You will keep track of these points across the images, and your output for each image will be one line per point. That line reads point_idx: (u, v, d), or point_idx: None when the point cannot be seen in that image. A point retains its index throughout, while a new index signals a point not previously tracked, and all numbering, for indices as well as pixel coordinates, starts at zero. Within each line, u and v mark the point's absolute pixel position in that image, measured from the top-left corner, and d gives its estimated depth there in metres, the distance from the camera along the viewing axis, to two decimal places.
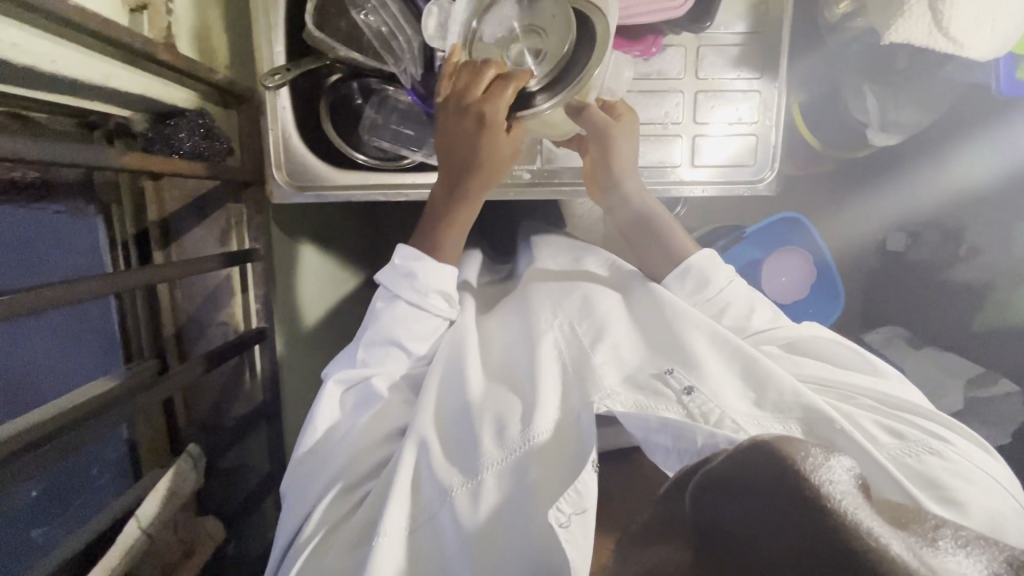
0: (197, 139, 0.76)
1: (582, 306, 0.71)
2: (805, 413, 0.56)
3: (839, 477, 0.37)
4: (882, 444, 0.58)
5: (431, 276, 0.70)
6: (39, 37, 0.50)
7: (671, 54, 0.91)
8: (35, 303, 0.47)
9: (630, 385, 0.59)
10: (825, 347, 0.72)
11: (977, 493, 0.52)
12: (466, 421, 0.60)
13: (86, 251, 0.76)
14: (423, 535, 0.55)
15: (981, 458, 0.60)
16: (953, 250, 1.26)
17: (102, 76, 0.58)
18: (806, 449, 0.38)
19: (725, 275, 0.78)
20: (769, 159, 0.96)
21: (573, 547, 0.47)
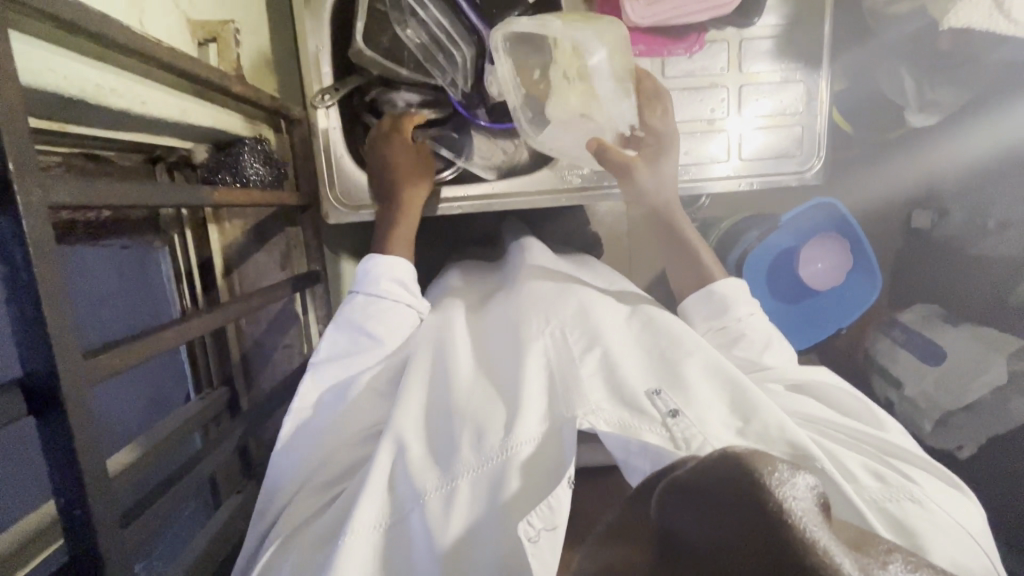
0: (259, 166, 0.77)
1: (575, 314, 0.67)
2: (791, 447, 0.53)
3: (800, 492, 0.34)
4: (860, 484, 0.55)
5: (390, 269, 0.75)
6: (130, 80, 0.50)
7: (714, 50, 0.91)
8: (178, 339, 0.48)
9: (617, 399, 0.55)
10: (823, 392, 0.70)
11: (947, 546, 0.49)
12: (445, 426, 0.58)
13: (152, 287, 0.77)
14: (390, 541, 0.53)
15: (960, 511, 0.56)
16: (982, 224, 1.15)
17: (180, 111, 0.58)
18: (772, 463, 0.35)
19: (745, 306, 0.78)
20: (815, 148, 0.96)
21: (540, 563, 0.47)
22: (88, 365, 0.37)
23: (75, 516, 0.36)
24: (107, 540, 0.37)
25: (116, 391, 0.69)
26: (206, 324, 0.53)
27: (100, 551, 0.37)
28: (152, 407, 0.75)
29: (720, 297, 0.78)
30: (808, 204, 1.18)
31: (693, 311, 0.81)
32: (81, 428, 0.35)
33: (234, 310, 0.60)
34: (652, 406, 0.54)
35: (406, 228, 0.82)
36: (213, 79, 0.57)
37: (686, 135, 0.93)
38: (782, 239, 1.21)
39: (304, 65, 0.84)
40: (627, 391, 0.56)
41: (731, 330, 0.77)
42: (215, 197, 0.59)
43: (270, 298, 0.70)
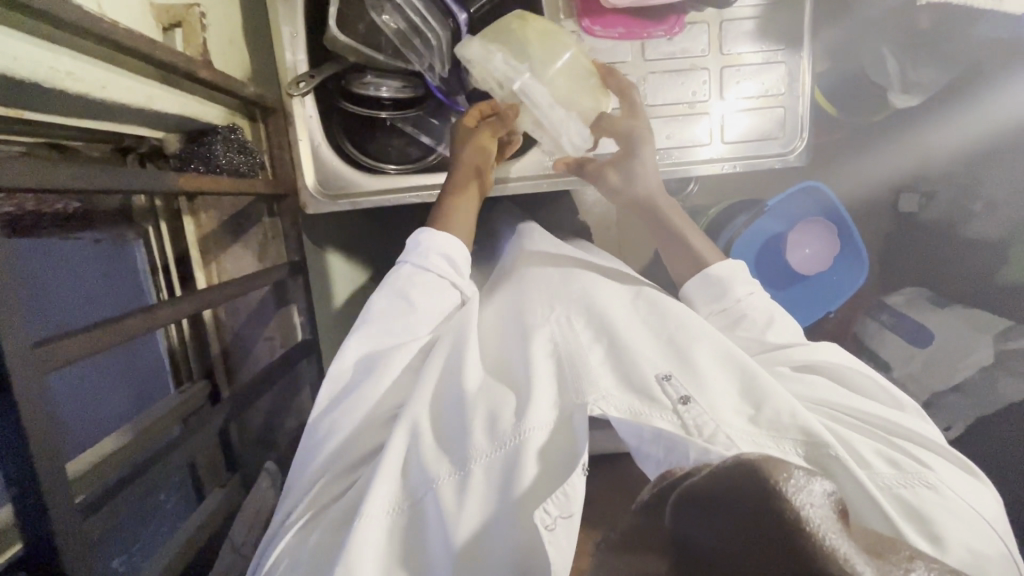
0: (232, 154, 0.75)
1: (582, 301, 0.66)
2: (805, 435, 0.52)
3: (817, 498, 0.31)
4: (875, 470, 0.54)
5: (441, 243, 0.71)
6: (88, 64, 0.49)
7: (695, 31, 0.90)
8: (151, 324, 0.48)
9: (625, 386, 0.55)
10: (833, 370, 0.67)
11: (964, 533, 0.49)
12: (456, 411, 0.57)
13: (128, 280, 0.77)
14: (406, 528, 0.52)
15: (975, 495, 0.56)
16: (968, 207, 1.18)
17: (146, 97, 0.57)
18: (787, 467, 0.32)
19: (744, 287, 0.76)
20: (798, 129, 0.95)
21: (556, 551, 0.47)
22: (38, 355, 0.36)
23: (31, 505, 0.36)
24: (63, 528, 0.37)
25: (76, 380, 0.67)
26: (181, 311, 0.53)
27: (59, 536, 0.37)
28: (133, 402, 0.74)
29: (718, 280, 0.76)
30: (795, 189, 1.17)
31: (694, 296, 0.78)
32: (32, 416, 0.35)
33: (207, 299, 0.59)
34: (663, 393, 0.54)
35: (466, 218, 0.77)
36: (178, 64, 0.55)
37: (669, 118, 0.93)
38: (769, 224, 1.21)
39: (278, 52, 0.82)
40: (637, 377, 0.55)
41: (731, 313, 0.75)
42: (181, 182, 0.58)
43: (245, 288, 0.69)
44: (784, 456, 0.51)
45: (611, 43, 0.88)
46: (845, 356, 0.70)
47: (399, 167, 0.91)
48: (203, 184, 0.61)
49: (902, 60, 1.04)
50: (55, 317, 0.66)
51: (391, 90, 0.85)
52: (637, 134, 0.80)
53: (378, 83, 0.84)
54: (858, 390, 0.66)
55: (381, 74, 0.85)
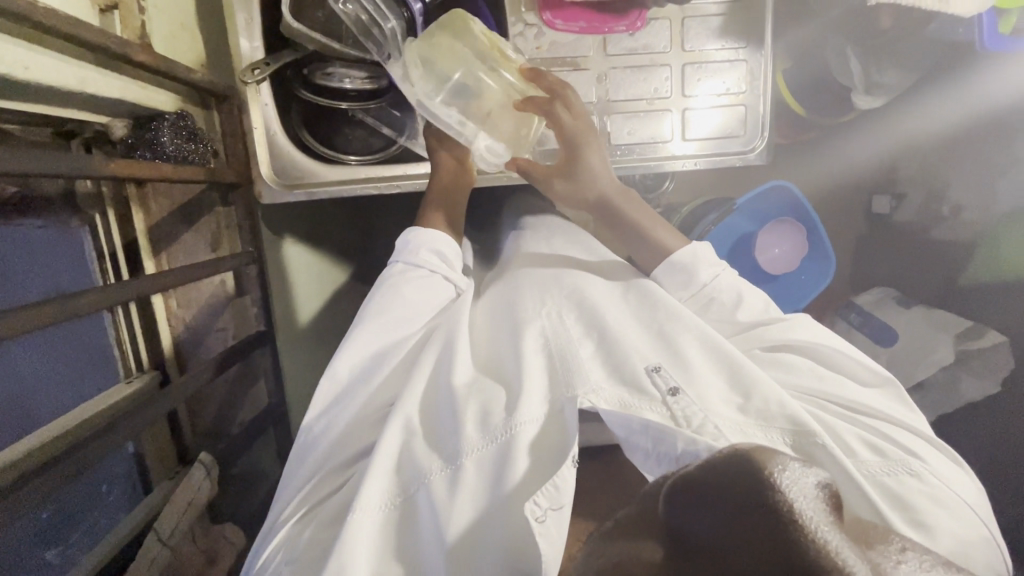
0: (180, 142, 0.74)
1: (572, 295, 0.66)
2: (792, 423, 0.52)
3: (808, 489, 0.33)
4: (860, 458, 0.54)
5: (430, 239, 0.72)
6: (10, 44, 0.48)
7: (657, 27, 0.90)
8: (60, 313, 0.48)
9: (615, 379, 0.55)
10: (812, 351, 0.67)
11: (948, 521, 0.49)
12: (447, 406, 0.57)
13: (73, 266, 0.75)
14: (399, 520, 0.52)
15: (957, 479, 0.56)
16: (938, 210, 1.21)
17: (77, 80, 0.56)
18: (780, 459, 0.34)
19: (709, 269, 0.74)
20: (759, 128, 0.96)
21: (548, 544, 0.46)
22: None
23: None
24: None
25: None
26: (98, 301, 0.52)
27: None
28: (77, 390, 0.73)
29: (682, 265, 0.74)
30: (764, 187, 1.18)
31: (663, 284, 0.75)
32: None
33: (141, 287, 0.58)
34: (653, 385, 0.54)
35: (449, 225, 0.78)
36: (108, 46, 0.54)
37: (630, 114, 0.93)
38: (740, 223, 1.21)
39: (232, 38, 0.81)
40: (627, 370, 0.56)
41: (699, 300, 0.73)
42: (115, 168, 0.56)
43: (191, 278, 0.68)
44: (772, 444, 0.52)
45: (573, 37, 0.88)
46: (822, 332, 0.70)
47: (359, 158, 0.90)
48: (141, 171, 0.59)
49: (867, 61, 1.06)
50: None
51: (353, 81, 0.83)
52: (580, 141, 0.76)
53: (338, 72, 0.82)
54: (839, 370, 0.66)
55: (341, 64, 0.82)
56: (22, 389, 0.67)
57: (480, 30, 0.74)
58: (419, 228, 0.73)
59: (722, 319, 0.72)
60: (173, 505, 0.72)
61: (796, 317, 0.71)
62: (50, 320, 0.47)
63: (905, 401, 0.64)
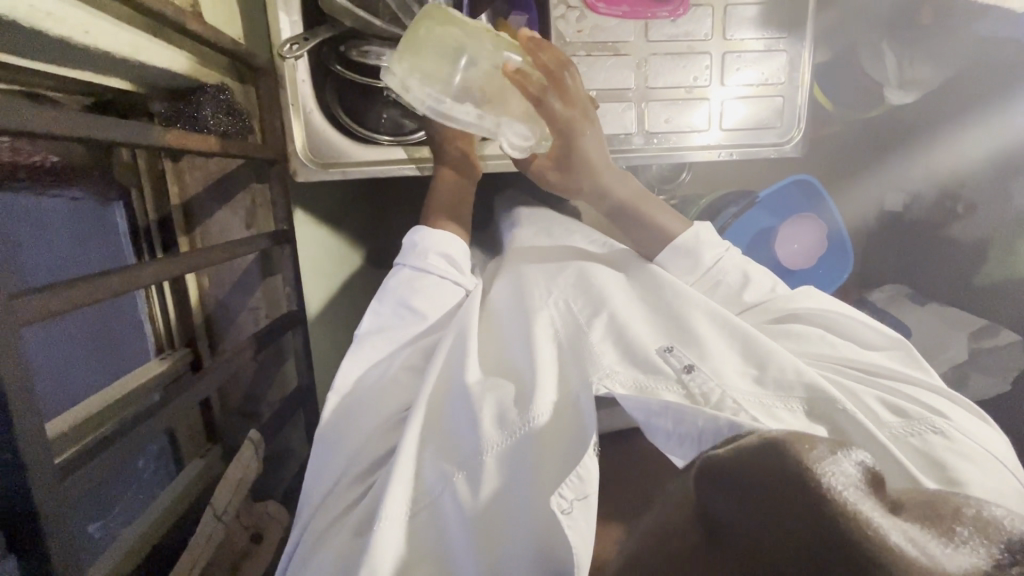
0: (221, 116, 0.72)
1: (578, 281, 0.66)
2: (810, 391, 0.52)
3: (846, 472, 0.29)
4: (880, 421, 0.53)
5: (437, 242, 0.71)
6: (74, 7, 0.46)
7: (699, 14, 0.89)
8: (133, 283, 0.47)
9: (628, 360, 0.55)
10: (818, 317, 0.67)
11: (983, 475, 0.47)
12: (462, 402, 0.55)
13: (107, 242, 0.74)
14: (424, 520, 0.50)
15: (984, 434, 0.55)
16: (951, 208, 1.20)
17: (132, 48, 0.55)
18: (813, 441, 0.31)
19: (711, 251, 0.73)
20: (795, 119, 0.96)
21: (576, 534, 0.44)
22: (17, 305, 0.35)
23: (6, 466, 0.35)
24: (43, 489, 0.36)
25: (49, 342, 0.64)
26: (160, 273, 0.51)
27: (40, 500, 0.36)
28: (112, 365, 0.72)
29: (686, 249, 0.72)
30: (788, 180, 1.17)
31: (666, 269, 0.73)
32: (9, 373, 0.34)
33: (193, 262, 0.57)
34: (666, 364, 0.55)
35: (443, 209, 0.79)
36: (162, 12, 0.53)
37: (667, 102, 0.92)
38: (761, 217, 1.20)
39: (272, 11, 0.79)
40: (639, 352, 0.55)
41: (705, 283, 0.72)
42: (169, 139, 0.55)
43: (230, 256, 0.67)
44: (793, 413, 0.52)
45: (615, 22, 0.87)
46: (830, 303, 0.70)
47: (393, 139, 0.88)
48: (191, 143, 0.58)
49: (900, 54, 1.07)
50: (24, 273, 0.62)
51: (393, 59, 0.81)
52: (573, 132, 0.70)
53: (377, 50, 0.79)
54: (849, 335, 0.66)
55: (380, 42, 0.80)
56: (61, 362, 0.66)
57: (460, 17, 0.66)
58: (425, 231, 0.72)
59: (728, 300, 0.71)
60: (226, 483, 0.71)
61: (803, 290, 0.71)
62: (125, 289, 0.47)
63: (918, 363, 0.63)
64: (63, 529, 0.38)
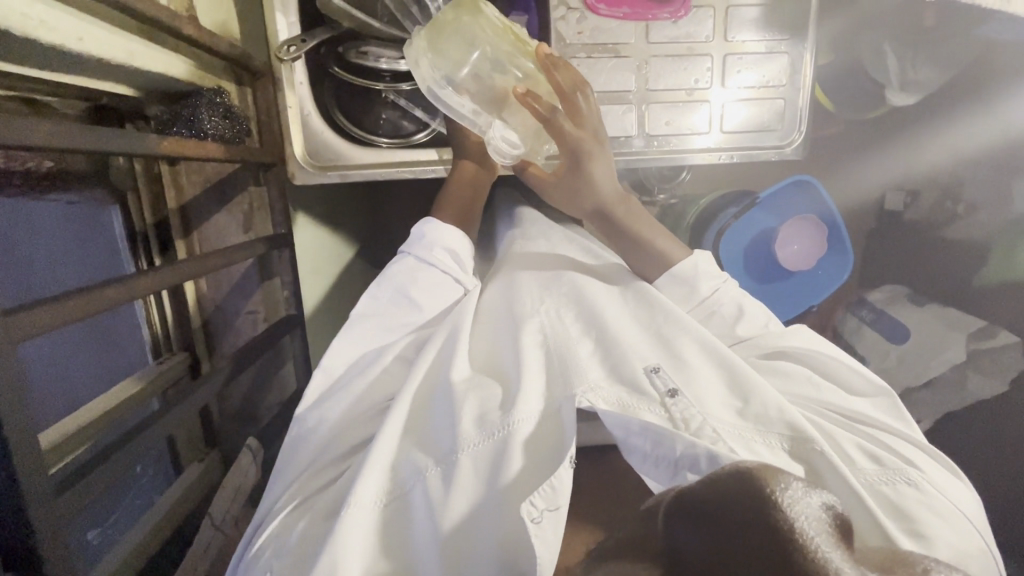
0: (218, 120, 0.71)
1: (571, 293, 0.65)
2: (791, 430, 0.53)
3: (811, 509, 0.33)
4: (857, 467, 0.54)
5: (442, 237, 0.70)
6: (65, 14, 0.46)
7: (700, 16, 0.88)
8: (130, 294, 0.47)
9: (614, 378, 0.55)
10: (806, 357, 0.67)
11: (948, 533, 0.49)
12: (445, 402, 0.55)
13: (104, 247, 0.74)
14: (393, 513, 0.51)
15: (956, 490, 0.56)
16: (951, 208, 1.21)
17: (125, 54, 0.54)
18: (784, 478, 0.34)
19: (709, 283, 0.72)
20: (796, 122, 0.95)
21: (543, 545, 0.44)
22: (15, 321, 0.35)
23: (0, 482, 0.35)
24: (38, 505, 0.36)
25: (45, 351, 0.64)
26: (157, 283, 0.51)
27: (33, 517, 0.36)
28: (108, 371, 0.72)
29: (683, 278, 0.71)
30: (788, 181, 1.16)
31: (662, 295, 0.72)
32: (4, 389, 0.33)
33: (191, 270, 0.57)
34: (652, 386, 0.54)
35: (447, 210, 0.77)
36: (157, 17, 0.52)
37: (668, 105, 0.91)
38: (761, 218, 1.18)
39: (269, 12, 0.78)
40: (626, 371, 0.55)
41: (700, 312, 0.71)
42: (166, 147, 0.55)
43: (229, 263, 0.66)
44: (770, 449, 0.52)
45: (616, 23, 0.86)
46: (820, 343, 0.69)
47: (389, 140, 0.88)
48: (188, 151, 0.57)
49: (902, 57, 1.07)
50: (19, 282, 0.61)
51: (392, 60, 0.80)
52: (581, 152, 0.68)
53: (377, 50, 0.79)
54: (834, 378, 0.66)
55: (378, 44, 0.80)
56: (58, 369, 0.66)
57: (495, 15, 0.69)
58: (431, 224, 0.70)
59: (721, 333, 0.70)
60: (224, 490, 0.71)
61: (795, 329, 0.71)
62: (124, 299, 0.46)
63: (899, 415, 0.63)
64: (58, 545, 0.38)
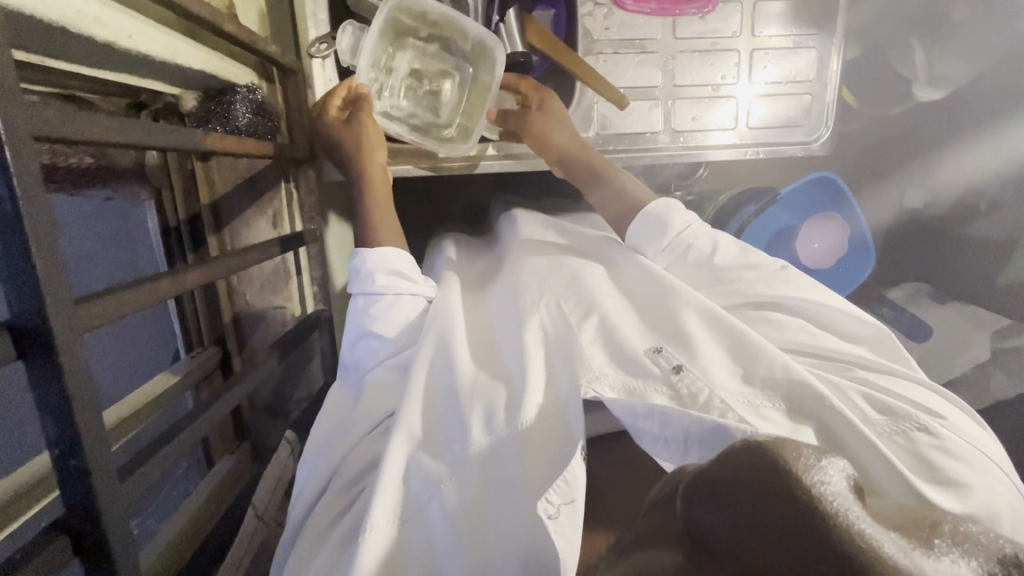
0: (252, 115, 0.72)
1: (571, 285, 0.65)
2: (795, 388, 0.52)
3: (836, 483, 0.32)
4: (866, 420, 0.53)
5: (381, 261, 0.70)
6: (118, 12, 0.47)
7: (728, 11, 0.88)
8: (177, 287, 0.47)
9: (617, 363, 0.55)
10: (799, 309, 0.65)
11: (972, 476, 0.47)
12: (452, 407, 0.55)
13: (139, 243, 0.76)
14: (411, 531, 0.50)
15: (974, 434, 0.54)
16: (973, 206, 1.22)
17: (171, 51, 0.55)
18: (796, 449, 0.33)
19: (682, 218, 0.73)
20: (823, 118, 0.95)
21: (565, 541, 0.45)
22: (80, 314, 0.36)
23: (68, 471, 0.35)
24: (106, 494, 0.37)
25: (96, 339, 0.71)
26: (199, 278, 0.51)
27: (101, 508, 0.37)
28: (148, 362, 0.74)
29: (654, 215, 0.74)
30: (811, 177, 1.15)
31: (638, 236, 0.74)
32: (75, 380, 0.34)
33: (228, 264, 0.58)
34: (655, 364, 0.55)
35: (390, 226, 0.75)
36: (204, 15, 0.53)
37: (694, 100, 0.91)
38: (782, 215, 1.17)
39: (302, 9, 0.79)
40: (626, 354, 0.56)
41: (675, 248, 0.72)
42: (209, 142, 0.55)
43: (261, 258, 0.67)
44: (779, 412, 0.51)
45: (643, 19, 0.87)
46: (814, 288, 0.68)
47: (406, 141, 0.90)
48: (230, 146, 0.58)
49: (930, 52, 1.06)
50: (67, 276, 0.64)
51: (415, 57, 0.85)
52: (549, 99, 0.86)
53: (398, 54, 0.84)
54: (831, 327, 0.65)
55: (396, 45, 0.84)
56: None
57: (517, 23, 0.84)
58: (369, 253, 0.70)
59: (698, 265, 0.70)
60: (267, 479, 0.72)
61: (784, 271, 0.68)
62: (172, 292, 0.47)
63: (899, 356, 0.63)
64: (125, 534, 0.39)
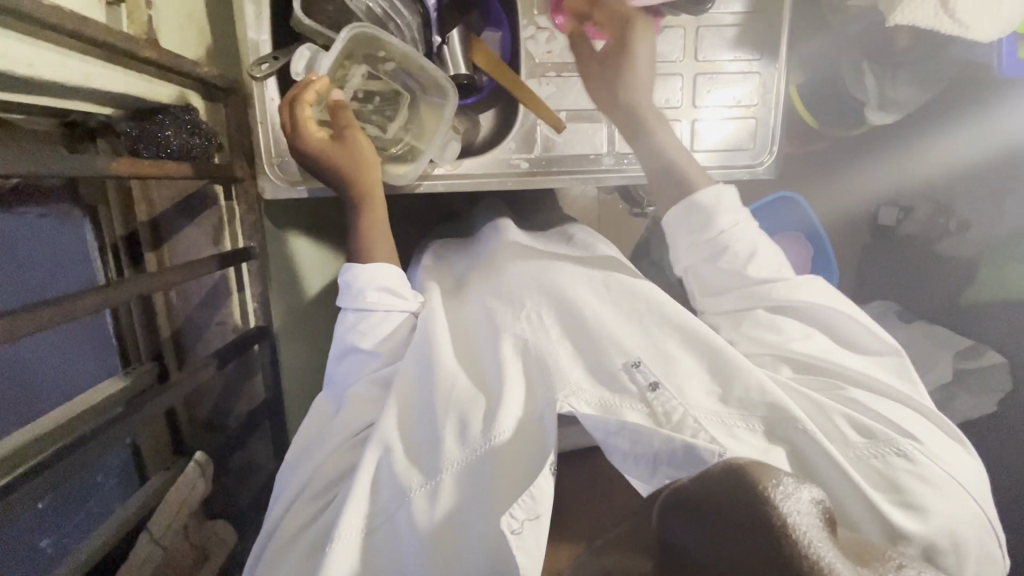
0: (184, 136, 0.72)
1: (551, 290, 0.62)
2: (771, 409, 0.54)
3: (803, 505, 0.30)
4: (847, 443, 0.55)
5: (371, 278, 0.68)
6: (17, 41, 0.48)
7: (670, 36, 0.89)
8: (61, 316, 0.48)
9: (596, 378, 0.55)
10: (810, 312, 0.68)
11: (940, 501, 0.50)
12: (428, 419, 0.55)
13: (75, 259, 0.75)
14: (380, 536, 0.51)
15: (955, 458, 0.57)
16: (944, 224, 1.19)
17: (82, 75, 0.56)
18: (777, 474, 0.31)
19: (729, 217, 0.72)
20: (768, 142, 0.95)
21: (525, 555, 0.46)
22: None
23: None
24: None
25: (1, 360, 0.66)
26: (99, 300, 0.53)
27: None
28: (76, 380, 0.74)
29: (704, 206, 0.72)
30: (772, 197, 1.16)
31: (679, 227, 0.74)
32: None
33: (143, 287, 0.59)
34: (632, 381, 0.54)
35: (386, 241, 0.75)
36: (114, 42, 0.54)
37: None
38: None
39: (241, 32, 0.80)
40: (605, 369, 0.55)
41: (713, 245, 0.72)
42: (121, 167, 0.56)
43: (193, 275, 0.68)
44: (754, 433, 0.53)
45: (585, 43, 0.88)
46: (828, 294, 0.69)
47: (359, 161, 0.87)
48: (142, 169, 0.59)
49: (880, 76, 1.07)
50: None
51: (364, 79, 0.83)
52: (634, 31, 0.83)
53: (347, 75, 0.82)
54: (850, 341, 0.68)
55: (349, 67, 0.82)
56: (26, 369, 0.70)
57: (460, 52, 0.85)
58: (357, 269, 0.68)
59: (729, 271, 0.70)
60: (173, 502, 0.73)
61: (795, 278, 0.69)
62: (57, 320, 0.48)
63: (909, 374, 0.65)
64: None
